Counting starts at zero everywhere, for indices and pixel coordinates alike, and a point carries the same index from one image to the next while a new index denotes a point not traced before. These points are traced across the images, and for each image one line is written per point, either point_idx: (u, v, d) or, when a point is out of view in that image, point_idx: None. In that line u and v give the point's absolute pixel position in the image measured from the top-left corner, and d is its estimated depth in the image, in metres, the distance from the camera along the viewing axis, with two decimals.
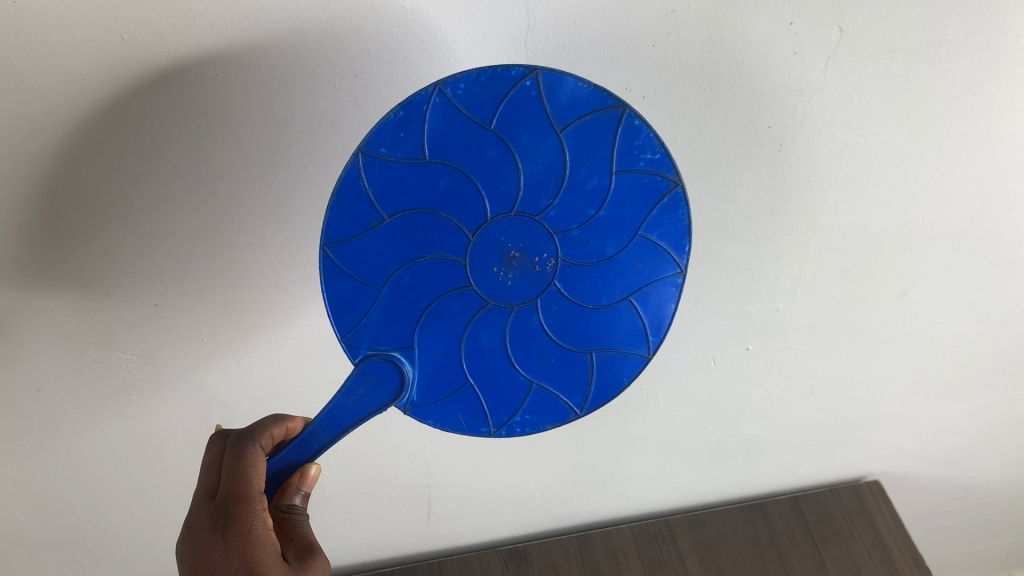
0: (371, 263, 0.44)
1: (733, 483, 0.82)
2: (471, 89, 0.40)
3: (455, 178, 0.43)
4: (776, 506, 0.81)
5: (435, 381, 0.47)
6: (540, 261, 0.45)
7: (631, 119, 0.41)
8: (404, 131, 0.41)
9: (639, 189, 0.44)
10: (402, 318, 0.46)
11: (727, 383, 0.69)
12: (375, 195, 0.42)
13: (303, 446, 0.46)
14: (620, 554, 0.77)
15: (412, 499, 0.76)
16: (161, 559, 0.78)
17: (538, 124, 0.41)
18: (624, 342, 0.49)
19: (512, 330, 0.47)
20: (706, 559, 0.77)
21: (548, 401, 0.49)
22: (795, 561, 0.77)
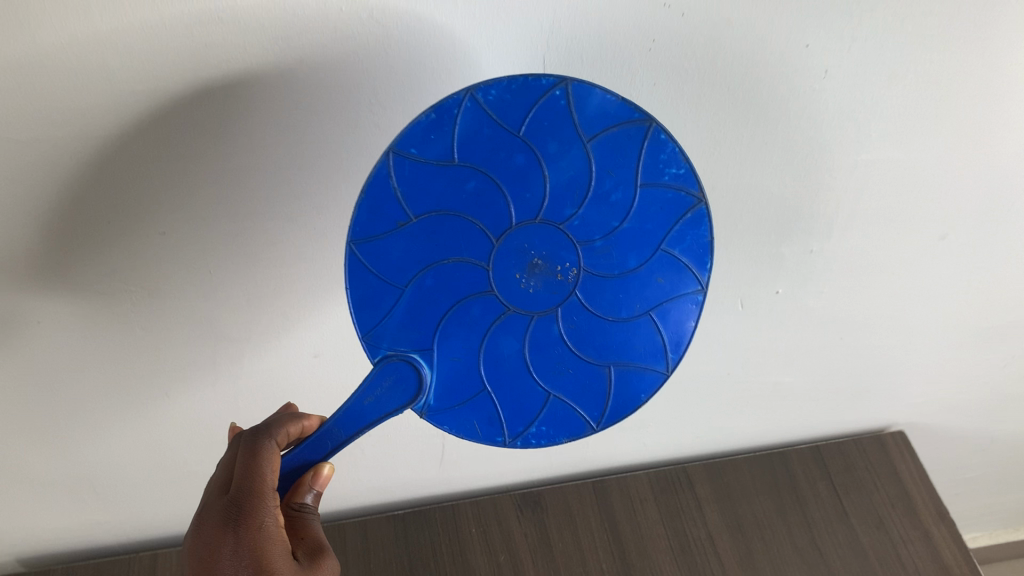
0: (395, 263, 0.46)
1: (755, 432, 0.79)
2: (501, 96, 0.42)
3: (482, 184, 0.44)
4: (798, 454, 0.79)
5: (454, 386, 0.49)
6: (561, 270, 0.47)
7: (656, 133, 0.43)
8: (434, 133, 0.43)
9: (662, 203, 0.45)
10: (423, 320, 0.47)
11: (754, 328, 0.67)
12: (403, 195, 0.44)
13: (317, 445, 0.46)
14: (637, 501, 0.75)
15: (425, 441, 0.74)
16: (163, 506, 0.75)
17: (566, 134, 0.43)
18: (643, 357, 0.50)
19: (531, 337, 0.48)
20: (724, 506, 0.75)
21: (564, 413, 0.50)
22: (816, 510, 0.75)
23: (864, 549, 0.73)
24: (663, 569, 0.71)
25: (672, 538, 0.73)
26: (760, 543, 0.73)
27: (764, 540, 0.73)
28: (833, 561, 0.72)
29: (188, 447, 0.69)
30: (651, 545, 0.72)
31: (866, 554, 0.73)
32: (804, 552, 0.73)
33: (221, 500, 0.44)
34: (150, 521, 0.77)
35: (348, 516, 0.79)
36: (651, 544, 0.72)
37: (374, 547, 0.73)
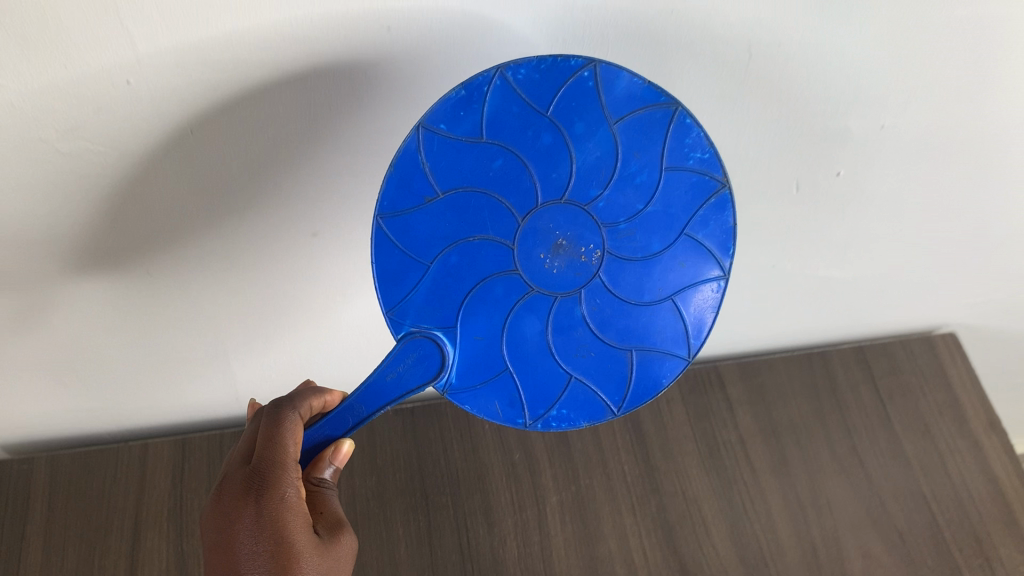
0: (420, 239, 0.42)
1: (796, 329, 0.73)
2: (531, 76, 0.38)
3: (509, 161, 0.40)
4: (840, 356, 0.72)
5: (476, 365, 0.45)
6: (586, 251, 0.43)
7: (682, 117, 0.40)
8: (463, 110, 0.38)
9: (687, 187, 0.42)
10: (447, 296, 0.43)
11: (808, 212, 0.59)
12: (431, 169, 0.40)
13: (339, 420, 0.43)
14: (663, 401, 0.69)
15: None
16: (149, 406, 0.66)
17: (594, 115, 0.39)
18: (664, 343, 0.46)
19: (555, 320, 0.45)
20: (757, 407, 0.69)
21: (585, 396, 0.47)
22: (856, 416, 0.69)
23: (908, 458, 0.68)
24: (689, 472, 0.66)
25: (700, 441, 0.67)
26: (795, 448, 0.68)
27: (799, 446, 0.68)
28: (874, 471, 0.67)
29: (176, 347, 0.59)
30: (676, 447, 0.67)
31: (909, 464, 0.67)
32: (842, 458, 0.67)
33: (242, 470, 0.41)
34: (128, 418, 0.68)
35: None
36: (676, 445, 0.67)
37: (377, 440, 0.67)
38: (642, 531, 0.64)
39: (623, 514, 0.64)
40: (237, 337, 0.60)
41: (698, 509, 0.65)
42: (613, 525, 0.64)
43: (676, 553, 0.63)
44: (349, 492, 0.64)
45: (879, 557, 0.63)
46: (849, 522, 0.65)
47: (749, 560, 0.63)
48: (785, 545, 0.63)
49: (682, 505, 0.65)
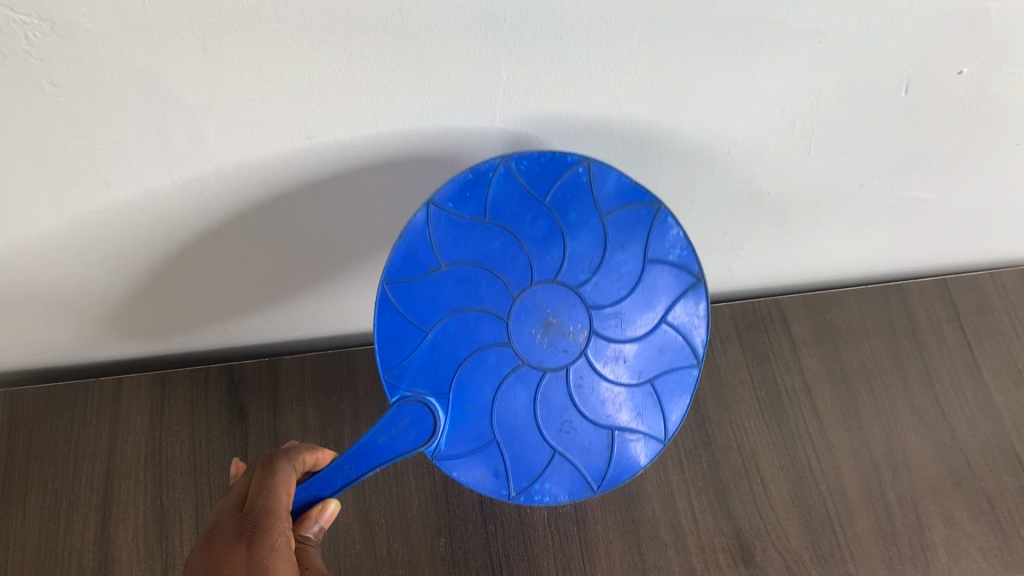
0: (421, 306, 0.40)
1: (873, 261, 0.62)
2: (533, 168, 0.38)
3: (509, 241, 0.40)
4: (920, 290, 0.62)
5: (465, 430, 0.42)
6: (574, 330, 0.42)
7: (663, 217, 0.40)
8: (469, 193, 0.38)
9: (666, 280, 0.42)
10: (443, 362, 0.41)
11: (913, 119, 0.47)
12: (437, 243, 0.39)
13: (327, 480, 0.40)
14: (716, 339, 0.60)
15: None
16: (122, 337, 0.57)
17: (586, 207, 0.40)
18: (645, 424, 0.44)
19: (545, 394, 0.43)
20: (825, 350, 0.60)
21: (568, 472, 0.43)
22: (938, 359, 0.60)
23: (998, 411, 0.58)
24: (746, 424, 0.57)
25: (759, 387, 0.59)
26: (867, 397, 0.59)
27: (872, 394, 0.59)
28: (959, 425, 0.58)
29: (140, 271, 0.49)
30: (732, 395, 0.58)
31: (999, 417, 0.58)
32: (922, 410, 0.58)
33: (229, 521, 0.37)
34: (93, 346, 0.58)
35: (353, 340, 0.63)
36: (732, 392, 0.59)
37: None
38: (690, 489, 0.55)
39: (669, 470, 0.56)
40: (211, 265, 0.49)
41: (755, 465, 0.56)
42: (657, 481, 0.56)
43: (731, 517, 0.54)
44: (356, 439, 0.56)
45: (964, 524, 0.55)
46: (928, 483, 0.56)
47: (814, 525, 0.54)
48: (855, 510, 0.55)
49: (738, 462, 0.56)
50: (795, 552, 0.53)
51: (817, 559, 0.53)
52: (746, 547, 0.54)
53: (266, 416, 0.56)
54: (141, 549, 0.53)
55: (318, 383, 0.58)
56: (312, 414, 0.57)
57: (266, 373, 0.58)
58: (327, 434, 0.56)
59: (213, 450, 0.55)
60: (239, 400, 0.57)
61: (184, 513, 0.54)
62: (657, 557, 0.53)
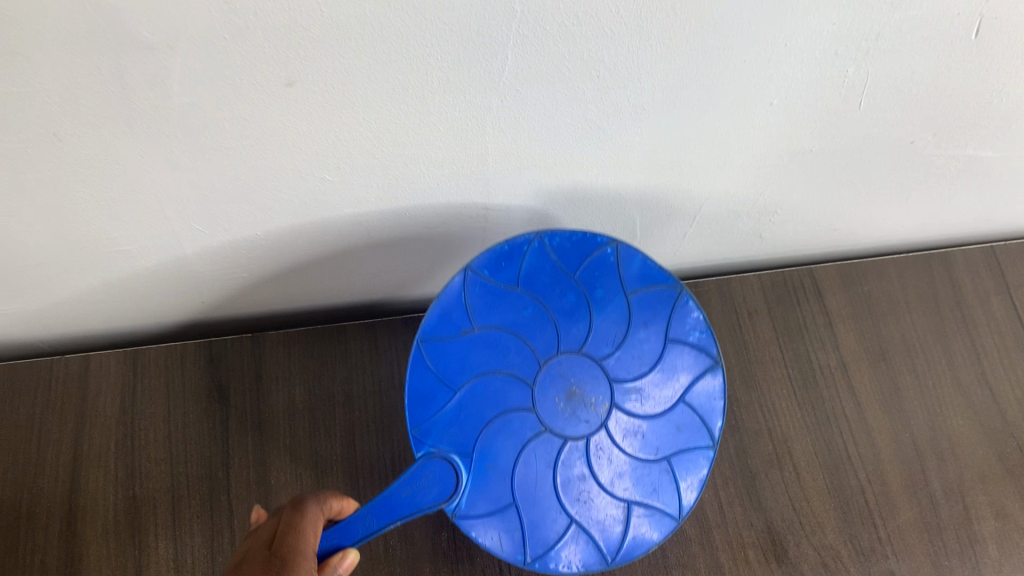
0: (453, 365, 0.44)
1: (916, 228, 0.56)
2: (564, 245, 0.44)
3: (538, 312, 0.45)
4: (965, 258, 0.57)
5: (485, 491, 0.43)
6: (596, 402, 0.44)
7: (684, 300, 0.45)
8: (506, 262, 0.44)
9: (685, 361, 0.45)
10: (468, 422, 0.43)
11: (980, 64, 0.42)
12: (472, 306, 0.44)
13: (348, 530, 0.39)
14: (744, 313, 0.55)
15: (462, 221, 0.48)
16: (90, 309, 0.52)
17: (611, 283, 0.45)
18: (660, 499, 0.44)
19: (566, 462, 0.43)
20: (863, 325, 0.55)
21: (583, 542, 0.43)
22: (987, 335, 0.55)
23: None
24: (777, 406, 0.52)
25: (791, 365, 0.53)
26: (909, 376, 0.54)
27: (915, 373, 0.54)
28: (1009, 408, 0.53)
29: (105, 230, 0.44)
30: (761, 374, 0.53)
31: None
32: (969, 391, 0.53)
33: (256, 549, 0.35)
34: (57, 318, 0.52)
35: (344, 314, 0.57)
36: (761, 370, 0.53)
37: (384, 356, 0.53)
38: (717, 478, 0.50)
39: None
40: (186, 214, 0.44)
41: (788, 452, 0.51)
42: None
43: (761, 509, 0.50)
44: (349, 424, 0.51)
45: (1015, 516, 0.50)
46: (977, 471, 0.51)
47: (853, 517, 0.50)
48: (897, 500, 0.50)
49: (769, 449, 0.51)
50: (832, 547, 0.49)
51: (856, 555, 0.49)
52: (778, 542, 0.49)
53: (249, 398, 0.51)
54: (111, 545, 0.47)
55: (307, 362, 0.52)
56: (300, 396, 0.51)
57: (249, 349, 0.53)
58: (317, 417, 0.51)
59: (191, 435, 0.50)
60: (219, 381, 0.52)
61: (159, 505, 0.48)
62: (680, 553, 0.48)
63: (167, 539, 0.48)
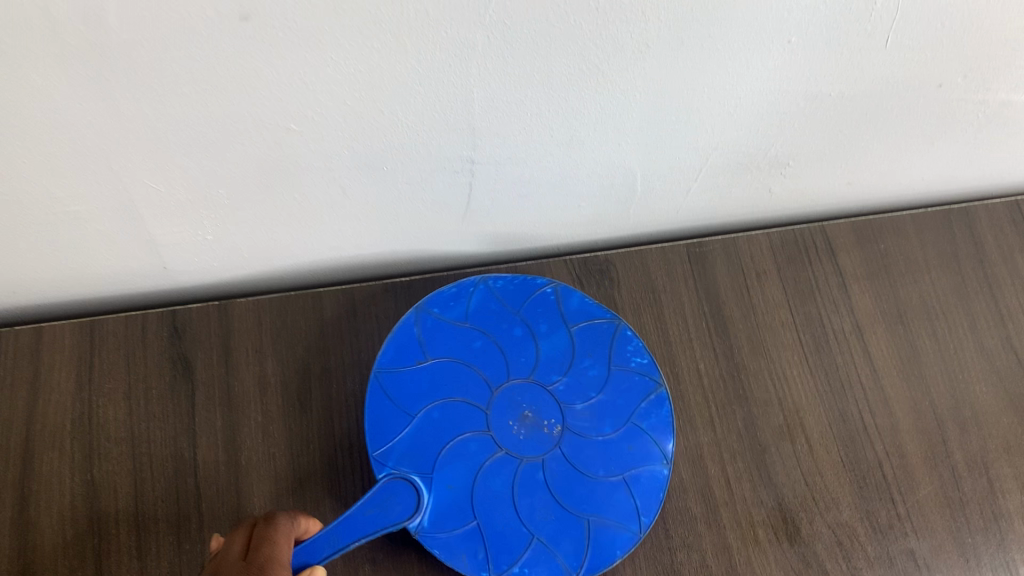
0: (409, 393, 0.45)
1: (935, 182, 0.52)
2: (506, 287, 0.49)
3: (488, 345, 0.47)
4: (988, 214, 0.53)
5: (446, 510, 0.43)
6: (548, 424, 0.46)
7: (624, 329, 0.48)
8: (454, 302, 0.48)
9: (632, 383, 0.47)
10: (427, 446, 0.44)
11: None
12: (423, 339, 0.47)
13: (314, 547, 0.39)
14: (752, 274, 0.51)
15: (446, 183, 0.44)
16: (42, 281, 0.47)
17: (553, 319, 0.48)
18: (619, 514, 0.44)
19: (524, 479, 0.44)
20: (880, 287, 0.51)
21: (546, 556, 0.43)
22: (1011, 296, 0.51)
23: None
24: (788, 374, 0.49)
25: (803, 330, 0.50)
26: (929, 340, 0.50)
27: (935, 336, 0.50)
28: None
29: (47, 188, 0.39)
30: (771, 339, 0.49)
31: None
32: (993, 355, 0.50)
33: (231, 557, 0.34)
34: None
35: (321, 281, 0.52)
36: (771, 335, 0.49)
37: (363, 323, 0.49)
38: (723, 452, 0.47)
39: (698, 430, 0.47)
40: (135, 170, 0.39)
41: (800, 423, 0.47)
42: (684, 444, 0.47)
43: (772, 484, 0.46)
44: (326, 399, 0.47)
45: None
46: (1001, 441, 0.48)
47: (870, 492, 0.46)
48: (917, 474, 0.47)
49: (779, 420, 0.47)
50: (848, 525, 0.45)
51: (873, 533, 0.45)
52: (790, 519, 0.45)
53: (217, 371, 0.47)
54: (67, 533, 0.44)
55: (280, 331, 0.48)
56: (272, 368, 0.47)
57: (216, 319, 0.48)
58: (291, 391, 0.47)
59: (154, 412, 0.46)
60: (184, 352, 0.48)
61: (120, 488, 0.45)
62: (685, 533, 0.45)
63: (129, 526, 0.44)
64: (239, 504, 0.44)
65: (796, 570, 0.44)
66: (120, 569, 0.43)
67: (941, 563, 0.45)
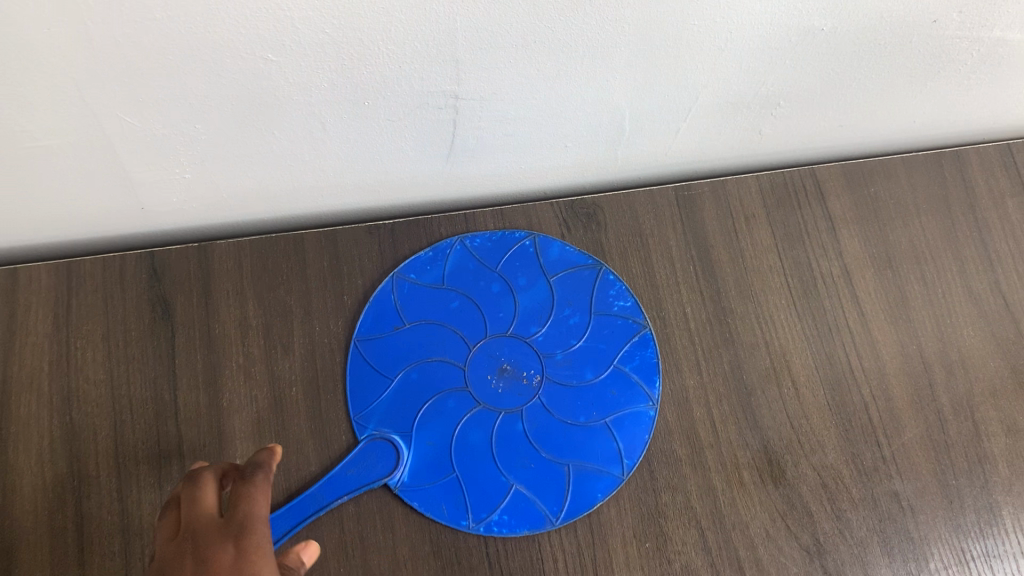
0: (388, 357, 0.46)
1: (928, 124, 0.51)
2: (484, 243, 0.48)
3: (465, 303, 0.47)
4: (980, 156, 0.52)
5: (427, 464, 0.44)
6: (527, 376, 0.46)
7: (606, 275, 0.48)
8: (431, 265, 0.48)
9: (613, 328, 0.47)
10: (406, 406, 0.45)
11: None
12: (400, 304, 0.47)
13: (300, 507, 0.42)
14: (741, 218, 0.50)
15: (428, 119, 0.43)
16: (12, 222, 0.46)
17: (532, 271, 0.48)
18: (599, 459, 0.45)
19: (502, 431, 0.45)
20: (869, 230, 0.50)
21: (525, 504, 0.44)
22: (1001, 240, 0.51)
23: None
24: (776, 318, 0.48)
25: (790, 273, 0.49)
26: (917, 284, 0.50)
27: (923, 280, 0.50)
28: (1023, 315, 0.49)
29: (18, 123, 0.38)
30: (758, 283, 0.49)
31: None
32: (981, 298, 0.49)
33: (207, 517, 0.29)
34: None
35: (302, 223, 0.51)
36: (758, 279, 0.49)
37: (346, 269, 0.48)
38: (709, 395, 0.46)
39: (684, 373, 0.47)
40: (111, 105, 0.38)
41: (786, 366, 0.47)
42: (671, 387, 0.47)
43: (758, 427, 0.46)
44: (308, 339, 0.46)
45: None
46: (987, 384, 0.48)
47: (855, 435, 0.46)
48: (902, 417, 0.47)
49: (765, 363, 0.47)
50: (832, 468, 0.45)
51: (857, 475, 0.45)
52: (775, 462, 0.45)
53: (197, 313, 0.46)
54: (47, 475, 0.43)
55: (260, 272, 0.47)
56: (253, 311, 0.46)
57: (194, 260, 0.47)
58: (273, 333, 0.46)
59: (133, 354, 0.45)
60: (163, 294, 0.46)
61: (99, 431, 0.44)
62: (669, 475, 0.45)
63: (110, 468, 0.43)
64: (220, 447, 0.44)
65: (779, 511, 0.44)
66: (101, 511, 0.43)
67: (924, 504, 0.45)
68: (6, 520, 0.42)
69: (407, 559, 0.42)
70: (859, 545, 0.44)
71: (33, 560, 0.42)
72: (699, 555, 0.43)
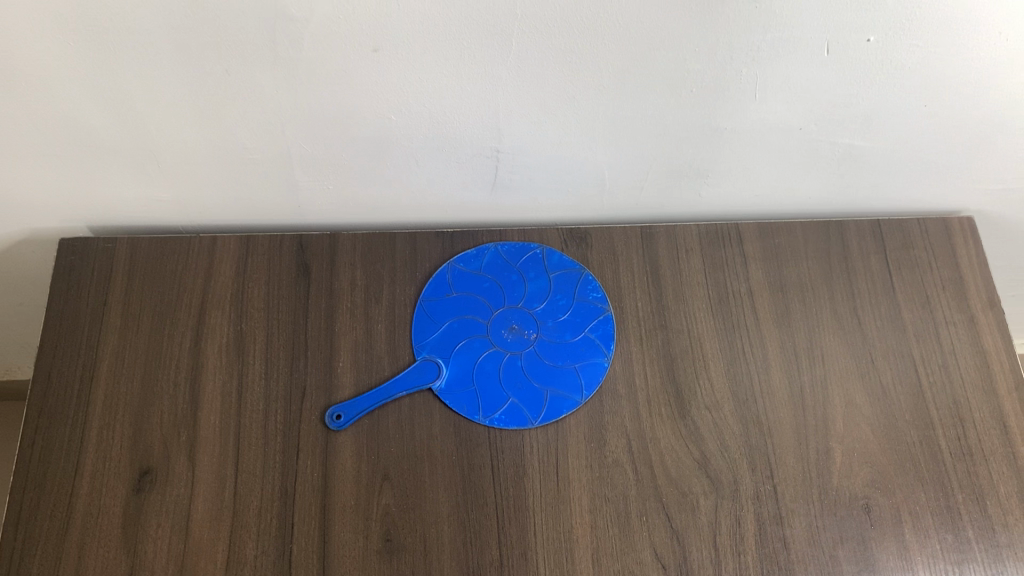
0: (440, 312, 0.72)
1: (818, 200, 0.76)
2: (510, 249, 0.74)
3: (493, 285, 0.73)
4: (857, 227, 0.76)
5: (457, 378, 0.69)
6: (527, 333, 0.71)
7: (587, 275, 0.73)
8: (474, 259, 0.74)
9: (587, 309, 0.72)
10: (448, 343, 0.70)
11: (838, 78, 0.62)
12: (452, 281, 0.73)
13: (377, 395, 0.68)
14: (682, 249, 0.75)
15: (480, 164, 0.69)
16: (219, 206, 0.73)
17: (539, 268, 0.74)
18: (567, 388, 0.69)
19: (507, 364, 0.69)
20: (770, 266, 0.75)
21: (516, 410, 0.68)
22: (862, 281, 0.74)
23: (904, 325, 0.73)
24: (698, 315, 0.72)
25: (711, 288, 0.73)
26: (799, 303, 0.73)
27: (803, 302, 0.73)
28: (869, 331, 0.72)
29: (245, 146, 0.66)
30: (689, 292, 0.73)
31: (903, 328, 0.73)
32: (842, 317, 0.73)
33: None
34: (196, 214, 0.74)
35: (394, 227, 0.78)
36: (689, 290, 0.73)
37: (420, 257, 0.74)
38: (646, 358, 0.71)
39: (631, 343, 0.71)
40: (299, 141, 0.66)
41: (700, 346, 0.71)
42: (621, 351, 0.71)
43: (675, 382, 0.70)
44: (391, 296, 0.72)
45: (859, 406, 0.69)
46: (837, 372, 0.71)
47: (741, 394, 0.69)
48: (775, 387, 0.70)
49: (686, 342, 0.71)
50: (722, 412, 0.69)
51: (739, 419, 0.68)
52: (684, 404, 0.69)
53: (324, 274, 0.73)
54: (223, 359, 0.69)
55: (366, 253, 0.74)
56: (359, 276, 0.73)
57: (327, 241, 0.74)
58: (370, 290, 0.72)
59: (282, 294, 0.72)
60: (304, 261, 0.73)
61: (258, 337, 0.70)
62: (612, 404, 0.68)
63: (262, 360, 0.69)
64: (330, 356, 0.70)
65: (682, 434, 0.68)
66: (254, 384, 0.69)
67: (781, 440, 0.68)
68: (199, 383, 0.69)
69: (438, 435, 0.67)
70: (733, 461, 0.67)
71: (211, 408, 0.68)
72: (625, 454, 0.67)
